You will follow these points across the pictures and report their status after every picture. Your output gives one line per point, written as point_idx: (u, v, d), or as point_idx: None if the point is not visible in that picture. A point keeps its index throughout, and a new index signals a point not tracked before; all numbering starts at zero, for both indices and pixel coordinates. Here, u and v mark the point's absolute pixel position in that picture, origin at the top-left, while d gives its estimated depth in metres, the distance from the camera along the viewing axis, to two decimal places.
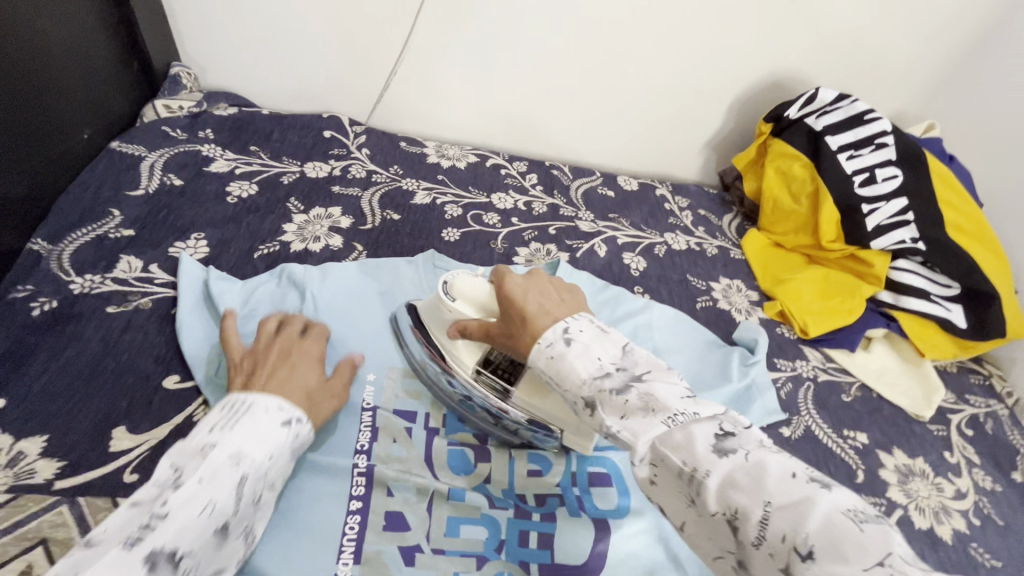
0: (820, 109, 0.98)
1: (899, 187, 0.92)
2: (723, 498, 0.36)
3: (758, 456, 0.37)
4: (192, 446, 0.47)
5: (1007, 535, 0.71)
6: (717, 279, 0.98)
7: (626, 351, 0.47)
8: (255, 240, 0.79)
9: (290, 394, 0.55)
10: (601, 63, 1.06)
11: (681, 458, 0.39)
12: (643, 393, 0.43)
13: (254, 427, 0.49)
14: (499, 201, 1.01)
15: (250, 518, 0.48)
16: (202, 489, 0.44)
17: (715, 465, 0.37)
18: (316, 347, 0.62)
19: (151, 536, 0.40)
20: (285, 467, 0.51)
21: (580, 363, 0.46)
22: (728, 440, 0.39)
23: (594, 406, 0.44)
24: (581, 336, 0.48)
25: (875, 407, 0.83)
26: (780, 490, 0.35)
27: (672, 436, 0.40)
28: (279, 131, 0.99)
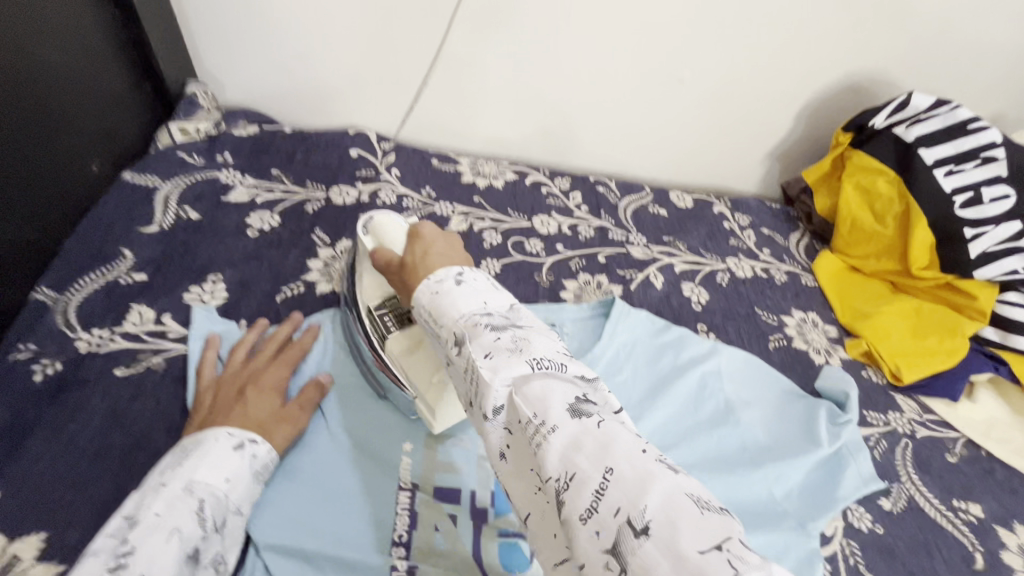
0: (912, 117, 0.86)
1: (1012, 210, 0.79)
2: (564, 460, 0.34)
3: (610, 425, 0.35)
4: (144, 490, 0.45)
5: None
6: (788, 312, 0.87)
7: (513, 308, 0.46)
8: (277, 281, 0.72)
9: (240, 420, 0.52)
10: (655, 67, 0.95)
11: (532, 409, 0.37)
12: (518, 339, 0.42)
13: (205, 458, 0.47)
14: (541, 225, 0.91)
15: (220, 545, 0.46)
16: (158, 521, 0.43)
17: (563, 422, 0.35)
18: (283, 368, 0.59)
19: (126, 570, 0.40)
20: (253, 492, 0.49)
21: (461, 301, 0.46)
22: (587, 405, 0.36)
23: (464, 341, 0.43)
24: (474, 283, 0.48)
25: (987, 470, 0.72)
26: (626, 461, 0.33)
27: (528, 381, 0.38)
28: (302, 152, 0.91)
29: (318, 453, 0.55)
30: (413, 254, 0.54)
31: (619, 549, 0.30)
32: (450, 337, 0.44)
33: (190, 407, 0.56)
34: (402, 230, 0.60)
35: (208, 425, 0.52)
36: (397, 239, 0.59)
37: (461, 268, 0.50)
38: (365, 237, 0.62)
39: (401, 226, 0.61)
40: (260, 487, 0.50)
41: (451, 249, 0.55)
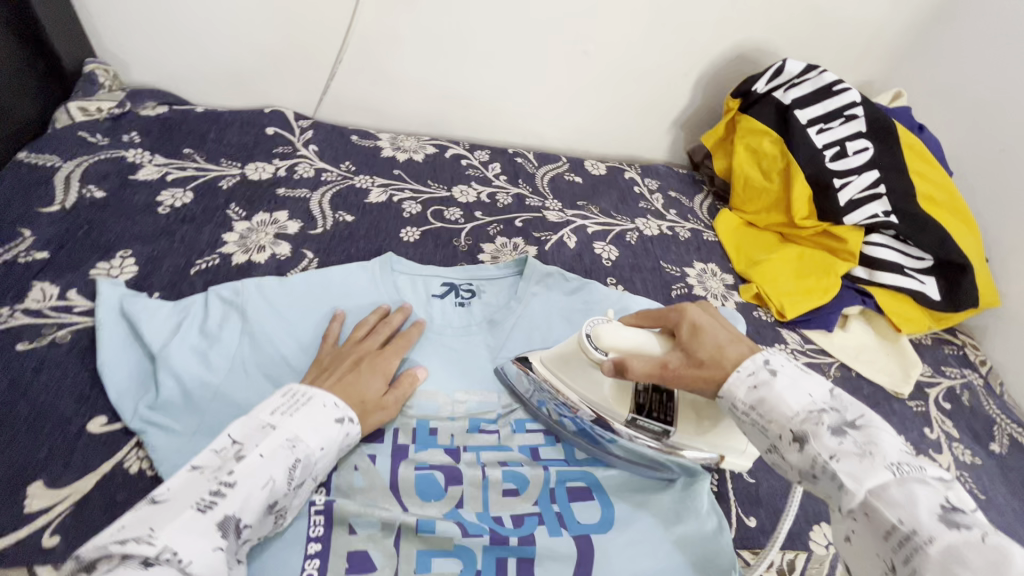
0: (788, 82, 0.96)
1: (870, 159, 0.90)
2: (943, 572, 0.35)
3: (995, 539, 0.35)
4: (254, 424, 0.49)
5: (989, 510, 0.71)
6: (691, 264, 0.95)
7: (835, 394, 0.46)
8: (191, 254, 0.72)
9: (347, 393, 0.56)
10: (562, 40, 1.00)
11: (898, 516, 0.38)
12: (861, 442, 0.42)
13: (311, 418, 0.51)
14: (460, 195, 0.95)
15: (294, 499, 0.49)
16: (260, 465, 0.46)
17: (940, 533, 0.36)
18: (394, 347, 0.64)
19: (221, 503, 0.43)
20: (332, 460, 0.52)
21: (789, 397, 0.45)
22: (958, 514, 0.37)
23: (805, 440, 0.43)
24: (786, 370, 0.47)
25: (856, 387, 0.82)
26: (1022, 573, 0.33)
27: (887, 491, 0.39)
28: (215, 131, 0.91)
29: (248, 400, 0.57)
30: (704, 350, 0.50)
31: None
32: (784, 434, 0.45)
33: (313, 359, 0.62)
34: (634, 332, 0.55)
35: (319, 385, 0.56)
36: (641, 342, 0.54)
37: (761, 355, 0.49)
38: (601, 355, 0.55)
39: (617, 321, 0.56)
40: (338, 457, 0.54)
41: (722, 328, 0.52)
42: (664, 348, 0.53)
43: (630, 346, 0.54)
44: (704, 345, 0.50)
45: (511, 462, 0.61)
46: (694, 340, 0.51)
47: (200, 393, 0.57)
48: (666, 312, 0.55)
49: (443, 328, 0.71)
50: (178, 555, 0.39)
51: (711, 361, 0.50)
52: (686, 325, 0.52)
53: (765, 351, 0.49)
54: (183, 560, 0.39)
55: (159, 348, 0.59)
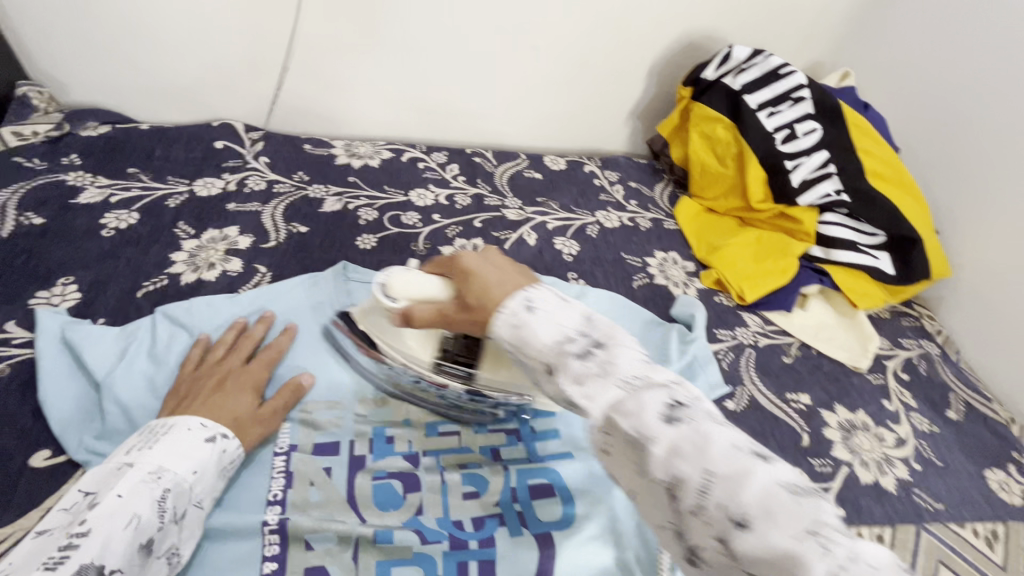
0: (736, 67, 0.96)
1: (819, 140, 0.91)
2: (668, 467, 0.36)
3: (703, 424, 0.36)
4: (109, 468, 0.47)
5: (946, 476, 0.72)
6: (651, 254, 0.95)
7: (588, 318, 0.44)
8: (137, 277, 0.70)
9: (214, 412, 0.54)
10: (511, 37, 0.99)
11: (632, 425, 0.37)
12: (602, 360, 0.41)
13: (175, 444, 0.49)
14: (417, 199, 0.94)
15: (176, 537, 0.47)
16: (119, 504, 0.43)
17: (662, 432, 0.36)
18: (260, 364, 0.61)
19: (72, 556, 0.40)
20: (216, 485, 0.50)
21: (542, 330, 0.43)
22: (679, 410, 0.37)
23: (553, 372, 0.42)
24: (545, 305, 0.45)
25: (816, 364, 0.83)
26: (724, 459, 0.34)
27: (624, 403, 0.38)
28: (161, 148, 0.89)
29: None
30: (473, 294, 0.48)
31: (731, 545, 0.33)
32: (538, 366, 0.43)
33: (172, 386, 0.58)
34: (428, 279, 0.56)
35: (186, 410, 0.53)
36: (431, 293, 0.55)
37: (523, 293, 0.46)
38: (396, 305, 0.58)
39: (412, 270, 0.58)
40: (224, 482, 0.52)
41: (500, 268, 0.50)
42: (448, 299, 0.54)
43: (413, 295, 0.56)
44: (470, 283, 0.49)
45: (472, 465, 0.61)
46: (465, 281, 0.51)
47: (149, 421, 0.56)
48: (450, 259, 0.54)
49: None
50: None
51: (477, 300, 0.48)
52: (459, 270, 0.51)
53: (530, 285, 0.47)
54: None
55: (104, 376, 0.58)
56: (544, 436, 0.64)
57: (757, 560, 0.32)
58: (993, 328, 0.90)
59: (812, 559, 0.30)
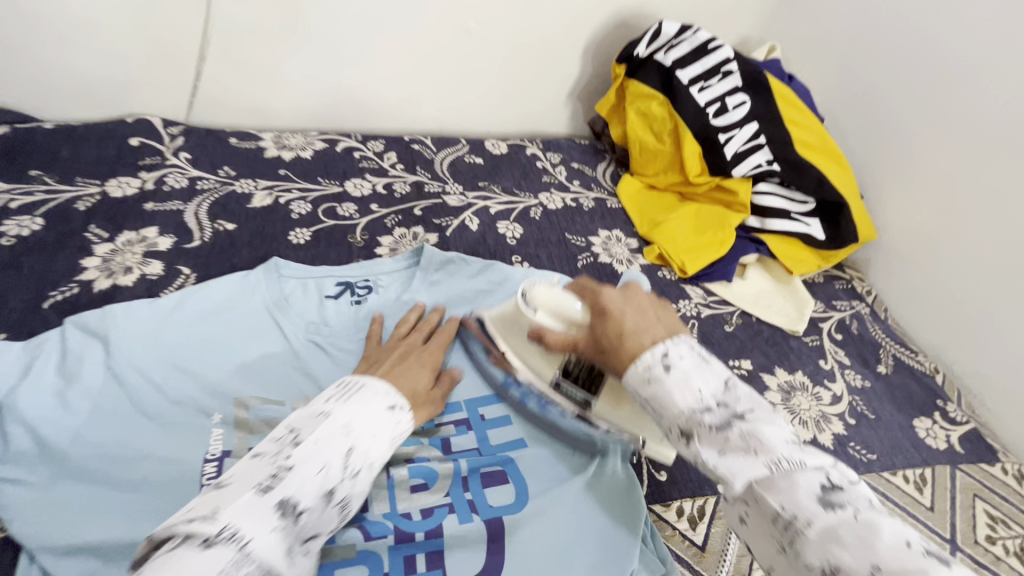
0: (666, 43, 0.97)
1: (748, 113, 0.93)
2: (823, 552, 0.39)
3: (865, 514, 0.39)
4: (307, 413, 0.49)
5: (878, 428, 0.76)
6: (595, 233, 0.96)
7: (729, 385, 0.46)
8: (43, 286, 0.65)
9: (400, 385, 0.58)
10: (443, 18, 0.97)
11: (783, 503, 0.41)
12: (747, 432, 0.43)
13: (362, 407, 0.51)
14: (354, 189, 0.91)
15: (354, 492, 0.49)
16: (315, 451, 0.46)
17: (818, 517, 0.39)
18: (440, 346, 0.65)
19: (279, 485, 0.43)
20: (389, 452, 0.52)
21: (677, 394, 0.46)
22: (834, 494, 0.40)
23: (691, 437, 0.45)
24: (682, 364, 0.47)
25: (756, 331, 0.86)
26: (891, 558, 0.36)
27: (774, 482, 0.41)
28: (68, 147, 0.83)
29: (114, 439, 0.54)
30: (607, 336, 0.52)
31: None
32: (672, 427, 0.47)
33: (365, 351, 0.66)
34: (568, 299, 0.60)
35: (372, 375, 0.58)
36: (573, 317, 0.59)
37: (663, 346, 0.48)
38: (535, 315, 0.62)
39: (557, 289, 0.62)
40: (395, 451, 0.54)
41: (643, 311, 0.52)
42: (580, 330, 0.59)
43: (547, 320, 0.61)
44: (612, 323, 0.52)
45: (420, 456, 0.59)
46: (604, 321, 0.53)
47: (57, 440, 0.52)
48: (592, 287, 0.58)
49: (340, 329, 0.69)
50: (238, 533, 0.39)
51: (618, 338, 0.51)
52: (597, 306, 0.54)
53: (670, 341, 0.49)
54: (244, 538, 0.39)
55: (5, 395, 0.54)
56: (495, 423, 0.64)
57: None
58: (917, 285, 0.95)
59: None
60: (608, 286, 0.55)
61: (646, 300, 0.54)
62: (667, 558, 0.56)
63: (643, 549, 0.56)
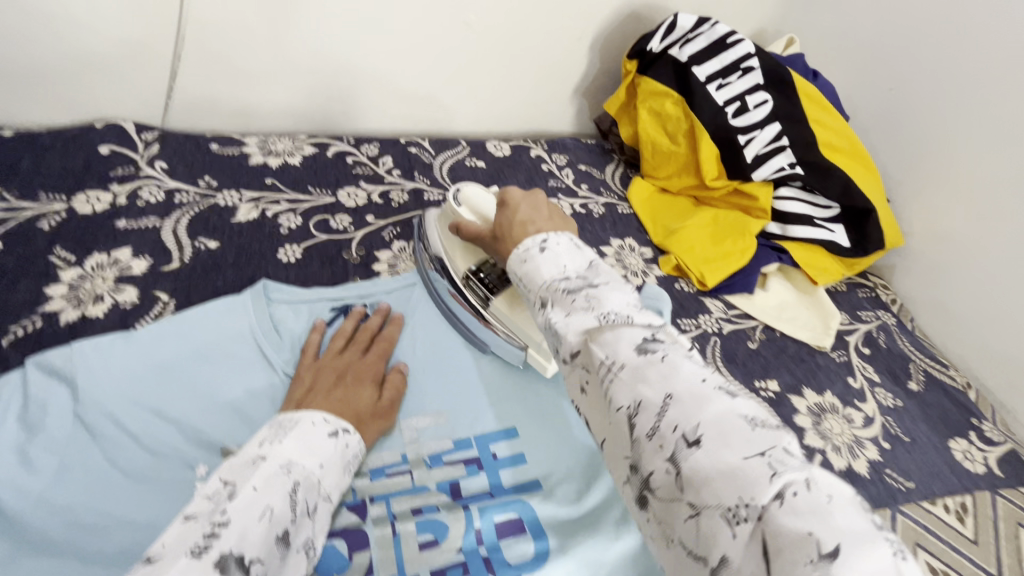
0: (682, 37, 0.91)
1: (770, 112, 0.87)
2: (631, 390, 0.34)
3: (675, 359, 0.35)
4: (242, 460, 0.45)
5: (914, 452, 0.72)
6: (607, 242, 0.89)
7: (593, 264, 0.43)
8: (3, 321, 0.59)
9: (337, 410, 0.53)
10: (440, 11, 0.90)
11: (604, 353, 0.36)
12: (591, 297, 0.40)
13: (304, 441, 0.48)
14: (348, 199, 0.84)
15: (309, 530, 0.45)
16: (256, 497, 0.41)
17: (629, 358, 0.35)
18: (379, 361, 0.61)
19: (217, 542, 0.37)
20: (341, 480, 0.49)
21: (545, 266, 0.43)
22: (653, 344, 0.36)
23: (546, 304, 0.42)
24: (557, 248, 0.44)
25: (781, 347, 0.81)
26: (686, 388, 0.33)
27: (600, 332, 0.37)
28: (30, 157, 0.75)
29: (84, 502, 0.48)
30: (503, 223, 0.53)
31: (679, 465, 0.31)
32: (534, 299, 0.43)
33: (300, 364, 0.60)
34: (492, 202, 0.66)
35: (311, 404, 0.53)
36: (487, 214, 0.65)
37: (545, 234, 0.46)
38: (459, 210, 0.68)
39: (488, 194, 0.67)
40: (347, 477, 0.51)
41: (539, 210, 0.53)
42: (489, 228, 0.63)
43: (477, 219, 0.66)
44: (510, 213, 0.53)
45: (429, 508, 0.54)
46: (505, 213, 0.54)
47: (17, 508, 0.46)
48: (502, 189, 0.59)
49: None
50: None
51: (514, 225, 0.51)
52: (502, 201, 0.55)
53: (554, 233, 0.47)
54: None
55: None
56: (508, 463, 0.59)
57: (699, 472, 0.30)
58: (943, 294, 0.91)
59: (759, 474, 0.29)
60: (516, 188, 0.56)
61: (543, 203, 0.54)
62: None
63: None
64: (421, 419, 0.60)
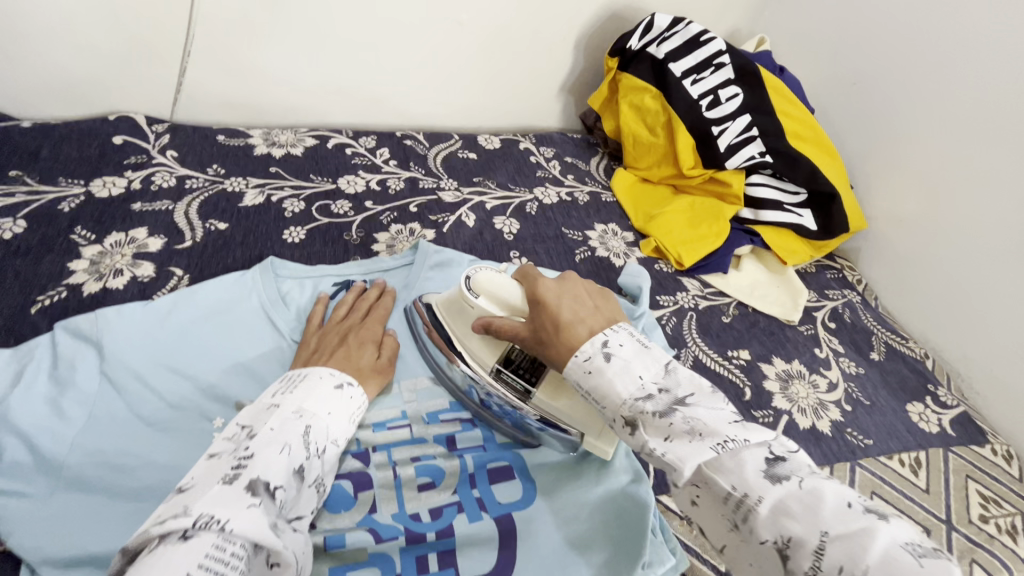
0: (659, 36, 0.98)
1: (741, 105, 0.94)
2: (775, 525, 0.37)
3: (811, 483, 0.38)
4: (257, 407, 0.49)
5: (874, 414, 0.78)
6: (592, 227, 0.95)
7: (667, 370, 0.46)
8: (30, 291, 0.63)
9: (340, 366, 0.58)
10: (434, 12, 0.96)
11: (730, 483, 0.39)
12: (688, 416, 0.42)
13: (311, 391, 0.52)
14: (348, 186, 0.89)
15: (320, 469, 0.49)
16: (274, 435, 0.46)
17: (768, 491, 0.38)
18: (377, 326, 0.66)
19: (245, 471, 0.42)
20: (347, 426, 0.54)
21: (618, 382, 0.46)
22: (779, 465, 0.39)
23: (636, 424, 0.44)
24: (623, 352, 0.47)
25: (753, 321, 0.87)
26: (838, 522, 0.35)
27: (720, 461, 0.40)
28: (49, 146, 0.80)
29: (112, 447, 0.52)
30: (545, 328, 0.53)
31: None
32: (616, 418, 0.46)
33: (305, 332, 0.64)
34: (513, 285, 0.60)
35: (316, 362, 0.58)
36: (510, 294, 0.60)
37: (603, 336, 0.49)
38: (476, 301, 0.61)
39: (503, 274, 0.61)
40: (352, 427, 0.55)
41: (582, 302, 0.54)
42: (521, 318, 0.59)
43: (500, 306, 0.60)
44: (551, 313, 0.53)
45: (426, 456, 0.59)
46: (543, 313, 0.54)
47: (52, 450, 0.51)
48: (534, 276, 0.58)
49: None
50: (217, 517, 0.37)
51: (561, 327, 0.51)
52: (537, 301, 0.55)
53: (610, 331, 0.49)
54: (223, 521, 0.37)
55: None
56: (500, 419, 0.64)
57: None
58: (904, 273, 0.97)
59: None
60: (547, 280, 0.56)
61: (580, 292, 0.55)
62: (677, 551, 0.57)
63: (654, 540, 0.56)
64: (419, 381, 0.65)
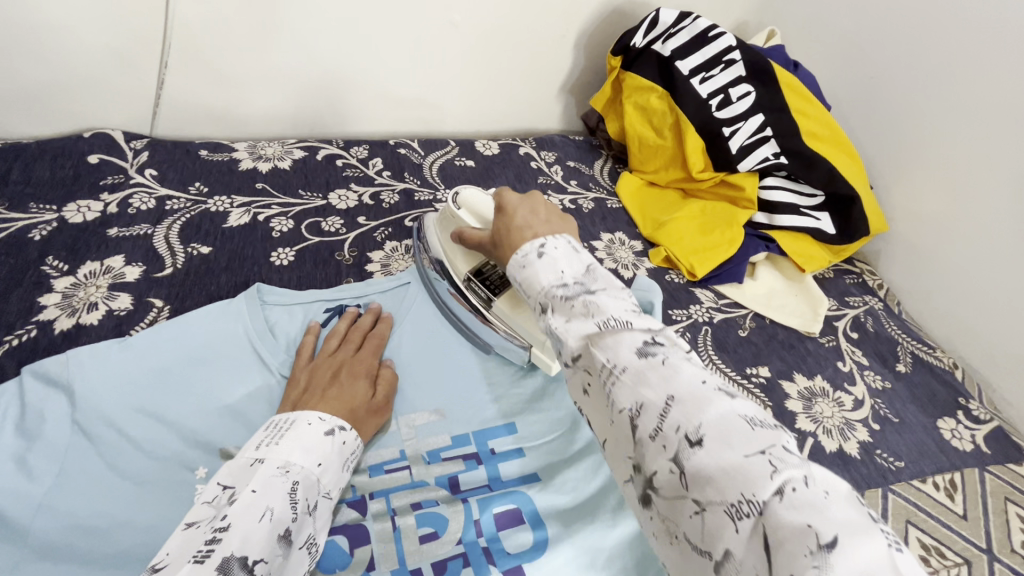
0: (664, 33, 0.92)
1: (754, 104, 0.89)
2: (632, 392, 0.34)
3: (676, 361, 0.35)
4: (240, 464, 0.45)
5: (904, 433, 0.73)
6: (598, 237, 0.91)
7: (591, 269, 0.42)
8: None
9: (332, 408, 0.53)
10: (424, 12, 0.90)
11: (605, 357, 0.36)
12: (589, 302, 0.38)
13: (300, 440, 0.48)
14: (339, 201, 0.84)
15: (312, 527, 0.45)
16: (255, 499, 0.42)
17: (632, 363, 0.35)
18: (371, 358, 0.61)
19: (218, 547, 0.38)
20: (341, 475, 0.50)
21: (542, 273, 0.42)
22: (654, 347, 0.36)
23: (546, 310, 0.41)
24: (555, 250, 0.43)
25: (771, 334, 0.82)
26: (687, 389, 0.33)
27: (600, 336, 0.37)
28: (19, 168, 0.75)
29: (84, 506, 0.48)
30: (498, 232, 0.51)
31: (681, 464, 0.32)
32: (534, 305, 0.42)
33: (294, 368, 0.60)
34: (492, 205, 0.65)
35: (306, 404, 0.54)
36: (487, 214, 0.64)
37: (542, 238, 0.45)
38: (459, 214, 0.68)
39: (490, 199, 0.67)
40: (347, 473, 0.51)
41: (536, 214, 0.51)
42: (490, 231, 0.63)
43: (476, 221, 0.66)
44: (506, 222, 0.51)
45: (428, 502, 0.54)
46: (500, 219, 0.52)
47: (18, 514, 0.46)
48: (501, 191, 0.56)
49: None
50: None
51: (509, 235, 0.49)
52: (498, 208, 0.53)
53: (550, 235, 0.45)
54: None
55: None
56: (507, 456, 0.59)
57: (701, 473, 0.31)
58: (929, 277, 0.92)
59: (759, 472, 0.29)
60: (511, 194, 0.54)
61: (541, 207, 0.52)
62: None
63: None
64: (418, 417, 0.61)
